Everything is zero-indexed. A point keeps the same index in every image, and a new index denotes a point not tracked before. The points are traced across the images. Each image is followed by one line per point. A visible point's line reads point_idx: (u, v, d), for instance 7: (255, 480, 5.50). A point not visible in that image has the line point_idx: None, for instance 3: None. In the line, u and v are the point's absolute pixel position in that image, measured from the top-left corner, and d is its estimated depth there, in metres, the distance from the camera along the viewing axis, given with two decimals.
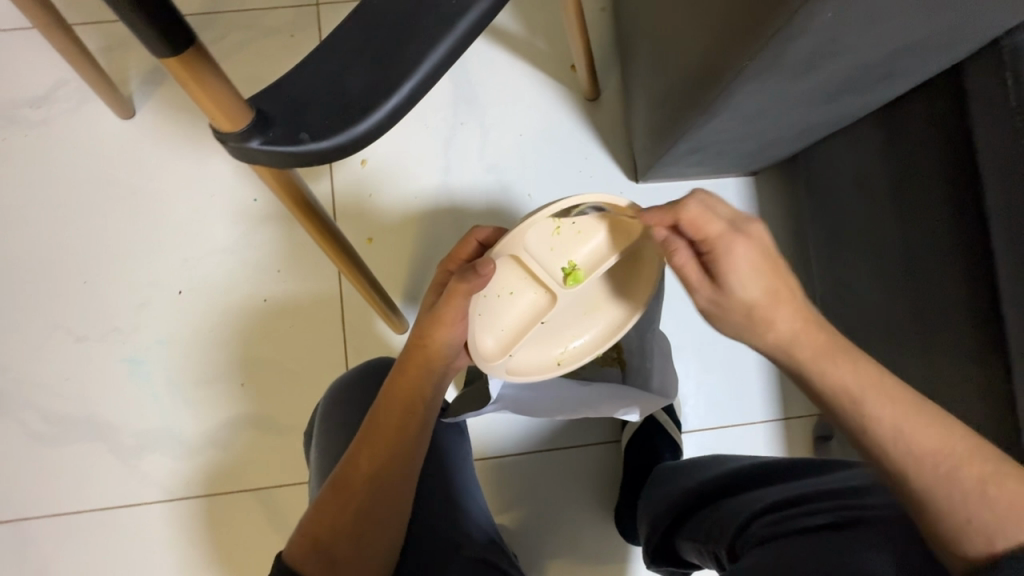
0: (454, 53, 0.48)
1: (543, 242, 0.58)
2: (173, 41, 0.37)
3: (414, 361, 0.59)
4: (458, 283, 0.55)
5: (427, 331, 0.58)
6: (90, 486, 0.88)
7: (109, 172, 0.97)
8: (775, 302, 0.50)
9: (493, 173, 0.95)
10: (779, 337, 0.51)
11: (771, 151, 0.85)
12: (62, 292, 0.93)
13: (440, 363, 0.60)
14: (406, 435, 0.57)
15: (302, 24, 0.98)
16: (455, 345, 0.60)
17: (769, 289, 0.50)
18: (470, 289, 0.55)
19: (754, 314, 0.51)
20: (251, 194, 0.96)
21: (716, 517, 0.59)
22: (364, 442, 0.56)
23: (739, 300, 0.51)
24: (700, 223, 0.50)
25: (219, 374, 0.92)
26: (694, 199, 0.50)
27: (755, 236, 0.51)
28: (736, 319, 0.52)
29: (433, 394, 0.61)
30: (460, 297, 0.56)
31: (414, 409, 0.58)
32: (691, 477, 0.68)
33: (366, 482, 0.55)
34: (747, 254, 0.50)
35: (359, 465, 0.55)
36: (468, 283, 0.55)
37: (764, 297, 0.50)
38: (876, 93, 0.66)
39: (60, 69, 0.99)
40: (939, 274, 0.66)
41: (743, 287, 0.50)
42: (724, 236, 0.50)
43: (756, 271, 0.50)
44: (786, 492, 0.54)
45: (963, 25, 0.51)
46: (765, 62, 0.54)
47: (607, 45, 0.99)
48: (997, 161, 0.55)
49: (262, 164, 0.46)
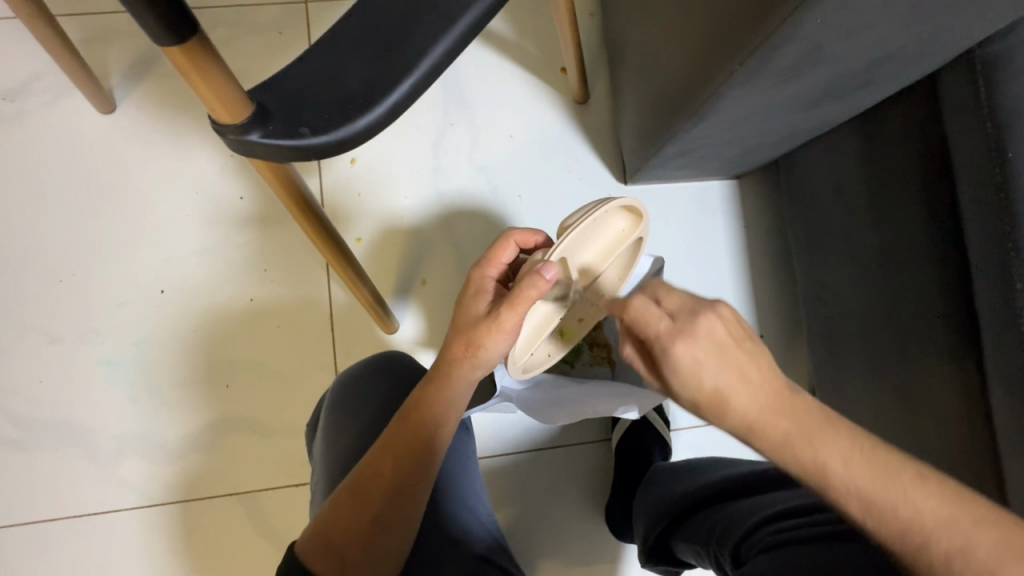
0: (454, 51, 0.48)
1: (580, 241, 0.60)
2: (175, 31, 0.37)
3: (450, 368, 0.57)
4: (527, 289, 0.54)
5: (480, 337, 0.56)
6: (64, 492, 0.85)
7: (86, 168, 0.94)
8: (736, 384, 0.45)
9: (484, 173, 0.96)
10: (741, 407, 0.45)
11: (756, 156, 0.88)
12: (36, 291, 0.90)
13: (479, 370, 0.58)
14: (432, 444, 0.55)
15: (290, 22, 0.97)
16: (500, 354, 0.58)
17: (724, 374, 0.46)
18: (538, 295, 0.54)
19: (709, 397, 0.46)
20: (237, 192, 0.95)
21: (719, 518, 0.59)
22: (391, 444, 0.54)
23: (696, 391, 0.47)
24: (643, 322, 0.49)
25: (202, 376, 0.89)
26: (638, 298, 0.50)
27: (704, 333, 0.47)
28: (695, 405, 0.47)
29: (464, 401, 0.59)
30: (524, 303, 0.55)
31: (442, 417, 0.56)
32: (695, 480, 0.68)
33: (386, 490, 0.53)
34: (693, 356, 0.47)
35: (381, 471, 0.53)
36: (536, 289, 0.54)
37: (726, 383, 0.46)
38: (856, 101, 0.68)
39: (35, 61, 0.95)
40: (916, 275, 0.68)
41: (693, 380, 0.47)
42: (662, 340, 0.48)
43: (709, 366, 0.46)
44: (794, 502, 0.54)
45: (939, 35, 0.54)
46: (754, 68, 0.56)
47: (597, 51, 1.01)
48: (974, 166, 0.57)
49: (260, 158, 0.46)
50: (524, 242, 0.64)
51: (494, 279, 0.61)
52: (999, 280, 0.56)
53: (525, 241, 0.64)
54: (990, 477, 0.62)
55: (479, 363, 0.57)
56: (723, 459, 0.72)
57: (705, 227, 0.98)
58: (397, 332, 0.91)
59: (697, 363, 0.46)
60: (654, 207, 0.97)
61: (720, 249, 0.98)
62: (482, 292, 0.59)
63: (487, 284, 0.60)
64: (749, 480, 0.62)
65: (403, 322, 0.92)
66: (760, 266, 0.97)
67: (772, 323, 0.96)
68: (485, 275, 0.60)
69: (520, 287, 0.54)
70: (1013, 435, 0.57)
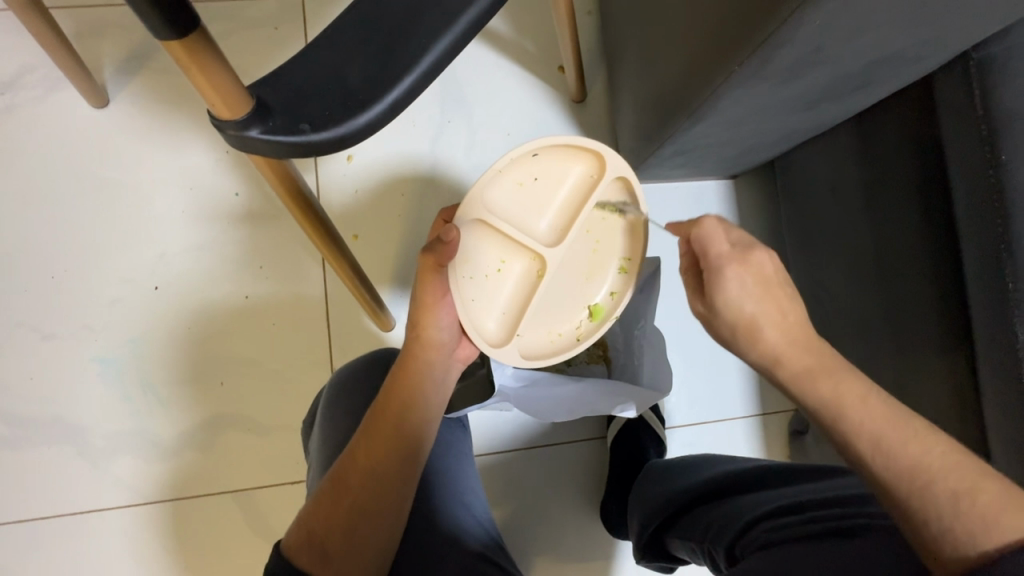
0: (456, 48, 0.48)
1: (522, 200, 0.62)
2: (177, 25, 0.37)
3: (406, 358, 0.59)
4: (426, 257, 0.57)
5: (417, 318, 0.59)
6: (56, 490, 0.84)
7: (79, 162, 0.93)
8: (769, 310, 0.53)
9: (481, 170, 0.96)
10: (769, 342, 0.52)
11: (751, 156, 0.88)
12: (28, 287, 0.89)
13: (434, 354, 0.60)
14: (404, 434, 0.55)
15: (287, 17, 0.97)
16: (445, 334, 0.60)
17: (770, 304, 0.53)
18: (438, 259, 0.57)
19: (747, 323, 0.53)
20: (232, 188, 0.94)
21: (717, 516, 0.59)
22: (361, 434, 0.55)
23: (741, 313, 0.53)
24: (709, 239, 0.55)
25: (197, 373, 0.89)
26: (708, 219, 0.55)
27: (756, 263, 0.54)
28: (727, 330, 0.55)
29: (433, 388, 0.59)
30: (428, 270, 0.57)
31: (413, 406, 0.57)
32: (691, 477, 0.68)
33: (361, 480, 0.53)
34: (740, 283, 0.53)
35: (354, 462, 0.54)
36: (435, 254, 0.57)
37: (762, 312, 0.53)
38: (852, 103, 0.69)
39: (26, 54, 0.94)
40: (908, 275, 0.69)
41: (730, 305, 0.54)
42: (720, 262, 0.54)
43: (750, 293, 0.53)
44: (789, 499, 0.54)
45: (936, 37, 0.54)
46: (752, 69, 0.56)
47: (594, 50, 1.01)
48: (968, 168, 0.57)
49: (260, 154, 0.46)
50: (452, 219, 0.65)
51: None
52: (994, 280, 0.57)
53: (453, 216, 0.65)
54: None
55: (428, 344, 0.60)
56: (720, 457, 0.72)
57: None
58: (393, 329, 0.91)
59: (746, 290, 0.53)
60: (650, 206, 0.97)
61: None
62: None
63: None
64: (744, 476, 0.62)
65: (400, 320, 0.92)
66: None
67: None
68: None
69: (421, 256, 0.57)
70: (1004, 433, 0.58)
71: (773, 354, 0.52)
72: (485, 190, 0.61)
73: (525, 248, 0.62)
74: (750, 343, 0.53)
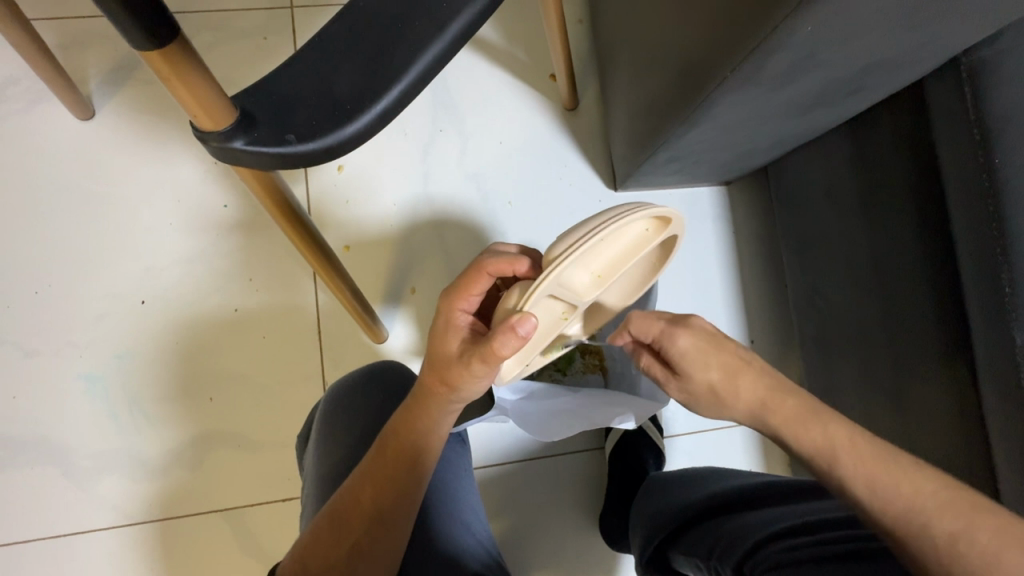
0: (444, 57, 0.47)
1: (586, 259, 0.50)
2: (155, 35, 0.35)
3: (424, 405, 0.52)
4: (494, 347, 0.46)
5: (453, 379, 0.50)
6: (39, 513, 0.82)
7: (64, 176, 0.91)
8: (734, 370, 0.53)
9: (474, 179, 0.95)
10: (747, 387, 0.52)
11: (744, 162, 0.88)
12: (11, 303, 0.87)
13: (457, 403, 0.53)
14: (415, 478, 0.52)
15: (276, 27, 0.96)
16: (480, 389, 0.53)
17: (723, 365, 0.53)
18: (510, 353, 0.47)
19: (716, 391, 0.54)
20: (221, 200, 0.92)
21: (723, 533, 0.57)
22: (367, 475, 0.51)
23: (700, 380, 0.54)
24: (645, 325, 0.56)
25: (185, 389, 0.87)
26: (634, 313, 0.57)
27: (694, 326, 0.54)
28: (704, 398, 0.55)
29: (445, 430, 0.55)
30: (496, 359, 0.48)
31: (426, 451, 0.53)
32: (695, 491, 0.67)
33: (366, 523, 0.50)
34: (692, 343, 0.54)
35: (359, 506, 0.50)
36: (506, 347, 0.46)
37: (726, 372, 0.53)
38: (843, 108, 0.69)
39: (11, 66, 0.93)
40: (905, 280, 0.68)
41: (697, 369, 0.54)
42: (666, 331, 0.55)
43: (708, 354, 0.53)
44: (803, 518, 0.53)
45: (925, 44, 0.54)
46: (744, 75, 0.56)
47: (585, 58, 1.01)
48: (963, 172, 0.57)
49: (244, 166, 0.45)
50: (500, 273, 0.52)
51: (465, 311, 0.52)
52: (990, 284, 0.56)
53: (502, 270, 0.52)
54: (982, 481, 0.62)
55: (456, 399, 0.52)
56: (723, 469, 0.71)
57: (695, 233, 0.98)
58: (386, 341, 0.90)
59: (697, 349, 0.53)
60: None
61: (709, 255, 0.98)
62: (453, 327, 0.51)
63: (460, 320, 0.51)
64: (751, 490, 0.61)
65: (393, 331, 0.90)
66: (749, 271, 0.98)
67: (762, 329, 0.96)
68: (455, 308, 0.51)
69: (490, 343, 0.46)
70: (1005, 439, 0.57)
71: (757, 407, 0.52)
72: (556, 271, 0.46)
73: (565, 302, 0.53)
74: (728, 408, 0.54)
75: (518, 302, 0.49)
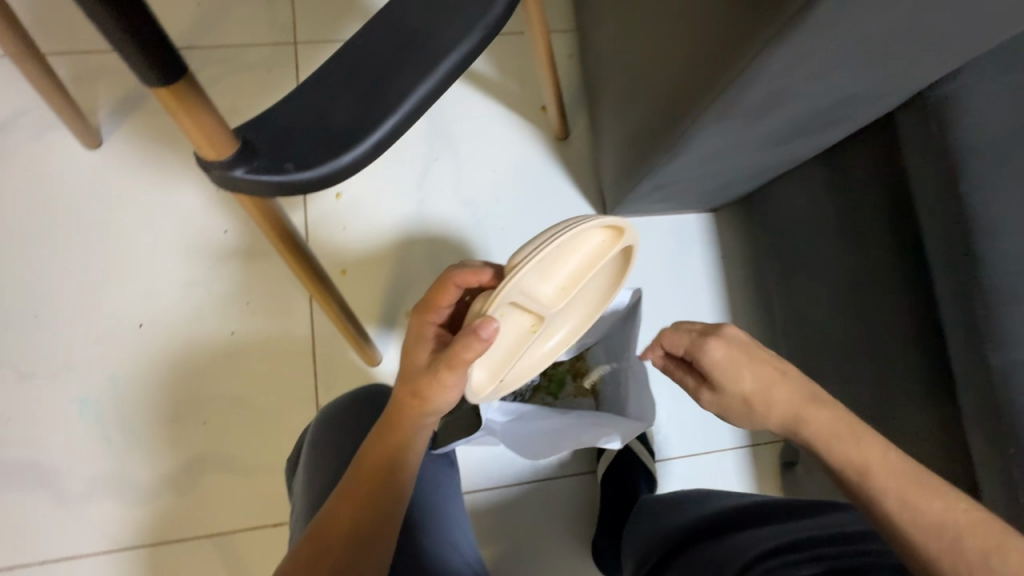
0: (436, 92, 0.50)
1: (544, 267, 0.53)
2: (163, 72, 0.38)
3: (397, 420, 0.54)
4: (460, 351, 0.48)
5: (424, 390, 0.51)
6: (27, 538, 0.81)
7: (69, 202, 0.94)
8: (767, 380, 0.53)
9: (468, 206, 0.98)
10: (784, 398, 0.53)
11: (729, 190, 0.91)
12: (11, 326, 0.88)
13: (430, 417, 0.54)
14: (391, 495, 0.53)
15: (279, 62, 1.00)
16: (451, 402, 0.54)
17: (759, 374, 0.54)
18: (475, 356, 0.48)
19: (750, 401, 0.54)
20: (222, 225, 0.95)
21: (710, 553, 0.57)
22: (345, 493, 0.52)
23: (736, 392, 0.55)
24: (676, 339, 0.59)
25: (179, 412, 0.87)
26: (665, 329, 0.60)
27: (729, 334, 0.56)
28: (737, 407, 0.56)
29: (420, 446, 0.56)
30: (462, 363, 0.49)
31: (404, 466, 0.54)
32: (687, 514, 0.66)
33: (344, 545, 0.50)
34: (725, 353, 0.55)
35: (338, 525, 0.50)
36: (471, 350, 0.48)
37: (760, 381, 0.53)
38: (819, 140, 0.72)
39: (22, 97, 0.96)
40: (885, 304, 0.70)
41: (732, 381, 0.55)
42: (697, 342, 0.57)
43: (739, 364, 0.54)
44: (788, 536, 0.54)
45: (891, 80, 0.57)
46: (721, 108, 0.59)
47: (576, 91, 1.05)
48: (933, 198, 0.60)
49: (244, 193, 0.47)
50: (467, 284, 0.54)
51: (436, 326, 0.55)
52: (963, 307, 0.58)
53: (468, 282, 0.54)
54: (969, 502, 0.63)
55: (428, 411, 0.53)
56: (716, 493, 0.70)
57: (684, 259, 1.00)
58: (379, 363, 0.91)
59: (730, 359, 0.54)
60: None
61: (698, 280, 1.00)
62: (422, 339, 0.54)
63: (429, 331, 0.55)
64: (740, 510, 0.62)
65: (386, 354, 0.92)
66: (738, 295, 1.00)
67: None
68: (425, 323, 0.55)
69: (455, 347, 0.48)
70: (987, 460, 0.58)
71: (792, 418, 0.53)
72: (516, 277, 0.49)
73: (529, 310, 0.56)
74: (764, 415, 0.54)
75: (483, 307, 0.51)
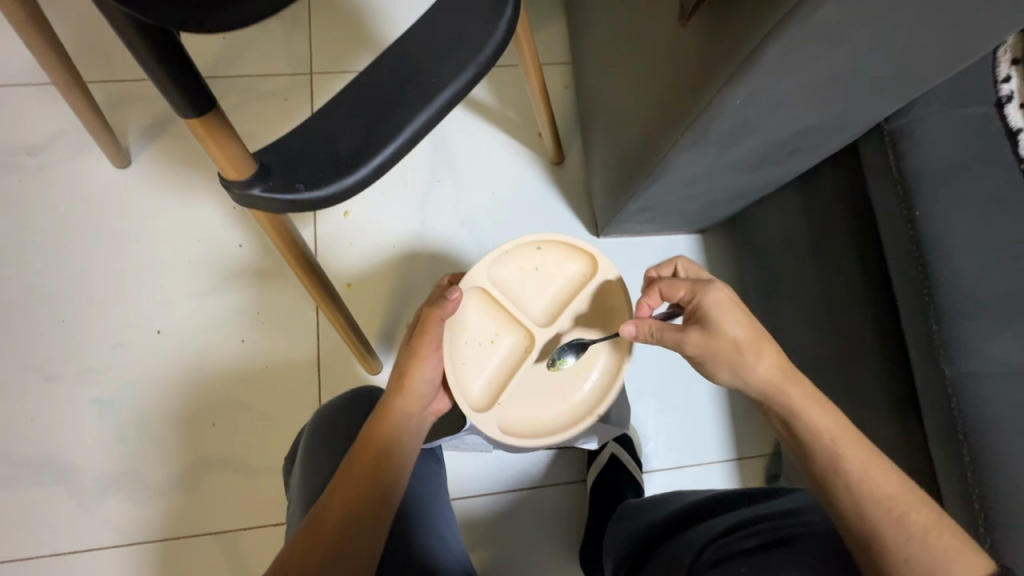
0: (432, 121, 0.56)
1: (524, 286, 0.70)
2: (195, 104, 0.44)
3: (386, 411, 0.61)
4: (431, 310, 0.63)
5: (406, 370, 0.62)
6: (45, 530, 0.86)
7: (98, 216, 1.01)
8: (758, 333, 0.55)
9: (467, 225, 1.03)
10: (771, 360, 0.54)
11: (714, 212, 0.96)
12: (39, 330, 0.95)
13: (415, 407, 0.62)
14: (382, 481, 0.57)
15: (295, 90, 1.08)
16: (431, 386, 0.63)
17: (751, 324, 0.55)
18: (443, 314, 0.62)
19: (740, 346, 0.54)
20: (237, 240, 1.01)
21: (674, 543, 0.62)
22: (339, 481, 0.56)
23: (725, 336, 0.55)
24: (672, 288, 0.60)
25: (191, 414, 0.93)
26: (661, 279, 0.61)
27: (722, 283, 0.58)
28: (726, 358, 0.55)
29: (409, 441, 0.61)
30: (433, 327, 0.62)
31: (393, 455, 0.59)
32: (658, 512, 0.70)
33: (338, 525, 0.53)
34: (722, 298, 0.56)
35: (333, 507, 0.54)
36: (439, 309, 0.62)
37: (751, 329, 0.55)
38: (791, 167, 0.77)
39: (60, 120, 1.04)
40: (854, 320, 0.74)
41: (723, 326, 0.55)
42: (697, 286, 0.58)
43: (734, 313, 0.55)
44: (736, 516, 0.59)
45: (849, 113, 0.63)
46: (693, 138, 0.64)
47: (571, 118, 1.12)
48: (892, 220, 0.64)
49: (260, 209, 0.53)
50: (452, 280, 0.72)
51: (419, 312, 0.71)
52: (922, 323, 0.62)
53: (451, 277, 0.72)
54: None
55: (411, 397, 0.62)
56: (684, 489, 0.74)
57: None
58: (380, 372, 0.96)
59: (725, 303, 0.56)
60: (624, 258, 1.05)
61: None
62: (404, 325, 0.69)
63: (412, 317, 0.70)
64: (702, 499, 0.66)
65: (386, 364, 0.97)
66: None
67: None
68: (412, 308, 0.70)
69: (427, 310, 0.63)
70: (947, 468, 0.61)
71: (775, 377, 0.54)
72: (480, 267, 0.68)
73: (517, 323, 0.69)
74: (751, 369, 0.54)
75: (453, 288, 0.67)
